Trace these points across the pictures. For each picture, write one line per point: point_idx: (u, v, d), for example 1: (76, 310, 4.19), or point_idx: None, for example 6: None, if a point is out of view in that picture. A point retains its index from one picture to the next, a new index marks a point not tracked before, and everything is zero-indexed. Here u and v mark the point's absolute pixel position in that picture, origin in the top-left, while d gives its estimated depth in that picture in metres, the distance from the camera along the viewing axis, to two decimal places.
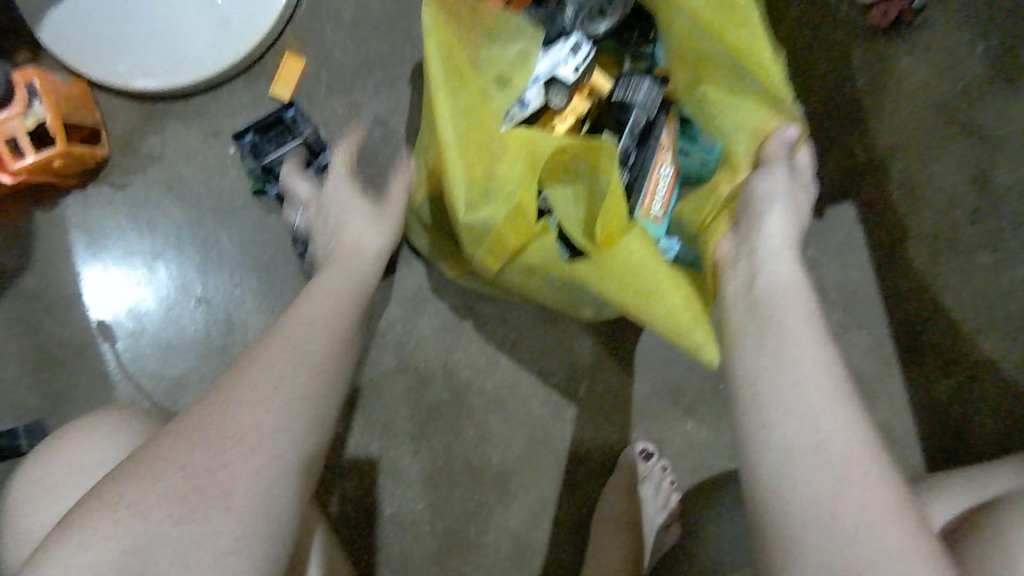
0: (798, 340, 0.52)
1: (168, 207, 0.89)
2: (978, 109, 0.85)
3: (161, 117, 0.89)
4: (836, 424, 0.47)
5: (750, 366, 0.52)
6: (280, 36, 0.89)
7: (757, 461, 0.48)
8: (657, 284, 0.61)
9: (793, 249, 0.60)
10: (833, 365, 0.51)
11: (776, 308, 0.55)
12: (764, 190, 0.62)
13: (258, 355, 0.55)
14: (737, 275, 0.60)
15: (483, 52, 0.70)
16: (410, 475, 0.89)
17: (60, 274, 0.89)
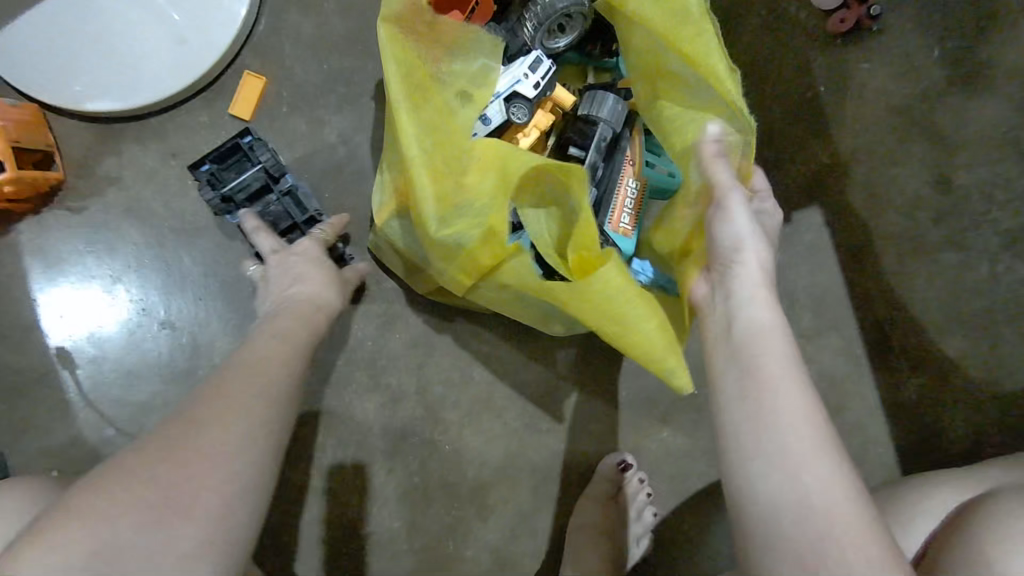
0: (779, 388, 0.50)
1: (127, 229, 0.87)
2: (934, 113, 0.87)
3: (117, 138, 0.87)
4: (819, 478, 0.47)
5: (733, 416, 0.52)
6: (239, 54, 0.87)
7: (745, 493, 0.49)
8: (629, 312, 0.61)
9: (769, 287, 0.57)
10: (817, 411, 0.50)
11: (756, 355, 0.53)
12: (729, 236, 0.58)
13: (219, 384, 0.55)
14: (716, 319, 0.59)
15: (447, 65, 0.69)
16: (386, 494, 0.87)
17: (15, 301, 0.86)
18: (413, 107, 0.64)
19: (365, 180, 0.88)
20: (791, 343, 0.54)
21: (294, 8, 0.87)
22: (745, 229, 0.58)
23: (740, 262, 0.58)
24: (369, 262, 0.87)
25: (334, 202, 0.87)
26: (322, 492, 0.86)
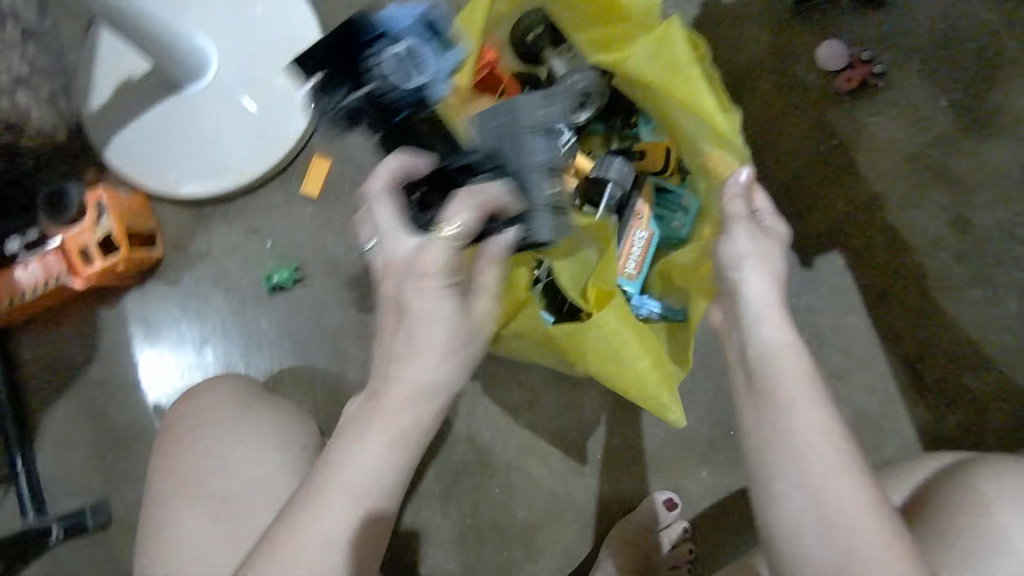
0: (796, 409, 0.57)
1: (214, 297, 1.00)
2: (949, 158, 0.92)
3: (207, 219, 1.01)
4: (839, 495, 0.53)
5: (756, 436, 0.58)
6: (308, 141, 1.01)
7: (775, 518, 0.55)
8: (633, 357, 0.74)
9: (777, 307, 0.63)
10: (832, 427, 0.56)
11: (769, 376, 0.59)
12: (729, 254, 0.67)
13: (355, 433, 0.53)
14: (733, 343, 0.66)
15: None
16: (441, 534, 0.94)
17: (122, 363, 0.99)
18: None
19: None
20: (804, 362, 0.60)
21: None
22: (741, 248, 0.66)
23: (743, 280, 0.65)
24: None
25: None
26: (384, 531, 0.94)
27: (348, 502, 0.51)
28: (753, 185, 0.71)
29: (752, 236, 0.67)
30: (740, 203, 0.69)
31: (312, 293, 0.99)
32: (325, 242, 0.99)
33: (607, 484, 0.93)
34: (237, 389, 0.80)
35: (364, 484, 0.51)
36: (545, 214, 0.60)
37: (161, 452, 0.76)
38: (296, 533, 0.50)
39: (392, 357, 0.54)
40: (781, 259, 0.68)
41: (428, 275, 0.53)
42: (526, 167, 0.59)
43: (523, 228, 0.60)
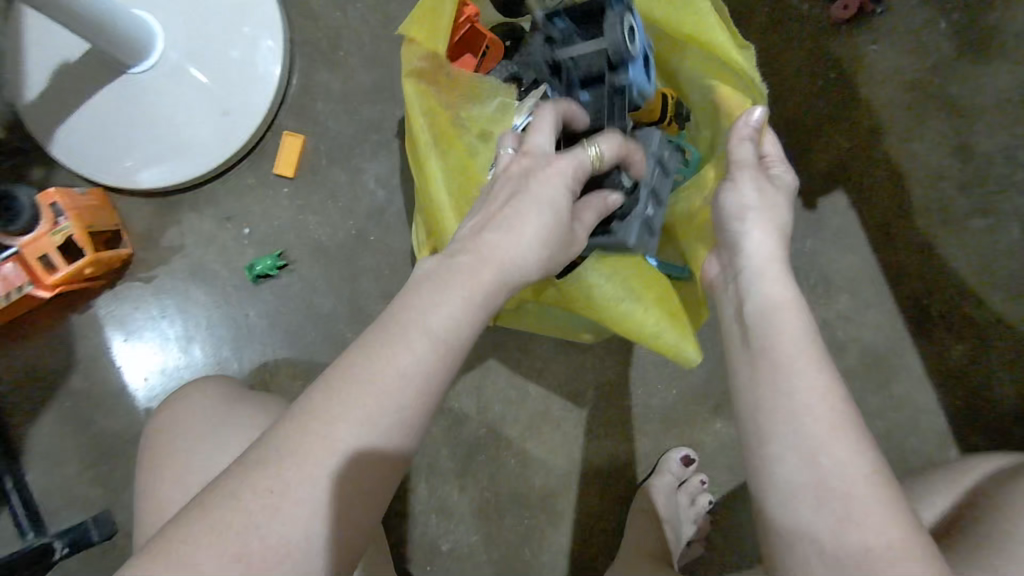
0: (795, 370, 0.52)
1: (195, 291, 0.94)
2: (950, 83, 0.89)
3: (176, 209, 0.94)
4: (837, 459, 0.48)
5: (751, 398, 0.54)
6: (277, 116, 0.94)
7: (767, 487, 0.51)
8: (633, 313, 0.69)
9: (780, 262, 0.59)
10: (833, 392, 0.51)
11: (768, 336, 0.55)
12: (733, 205, 0.62)
13: (397, 332, 0.46)
14: (730, 299, 0.62)
15: (465, 111, 0.77)
16: (462, 509, 0.92)
17: (103, 370, 0.93)
18: (440, 153, 0.73)
19: (406, 218, 0.93)
20: (805, 320, 0.56)
21: (321, 67, 0.94)
22: (745, 197, 0.62)
23: (746, 234, 0.60)
24: None
25: (380, 243, 0.93)
26: (402, 513, 0.92)
27: (410, 368, 0.45)
28: (764, 128, 0.66)
29: (756, 185, 0.62)
30: (747, 148, 0.64)
31: (299, 278, 0.93)
32: (308, 224, 0.93)
33: (623, 444, 0.92)
34: (219, 391, 0.78)
35: (437, 343, 0.47)
36: (636, 224, 0.69)
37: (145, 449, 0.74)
38: (312, 433, 0.43)
39: (495, 220, 0.53)
40: (786, 213, 0.63)
41: (562, 169, 0.56)
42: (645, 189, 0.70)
43: (618, 224, 0.70)
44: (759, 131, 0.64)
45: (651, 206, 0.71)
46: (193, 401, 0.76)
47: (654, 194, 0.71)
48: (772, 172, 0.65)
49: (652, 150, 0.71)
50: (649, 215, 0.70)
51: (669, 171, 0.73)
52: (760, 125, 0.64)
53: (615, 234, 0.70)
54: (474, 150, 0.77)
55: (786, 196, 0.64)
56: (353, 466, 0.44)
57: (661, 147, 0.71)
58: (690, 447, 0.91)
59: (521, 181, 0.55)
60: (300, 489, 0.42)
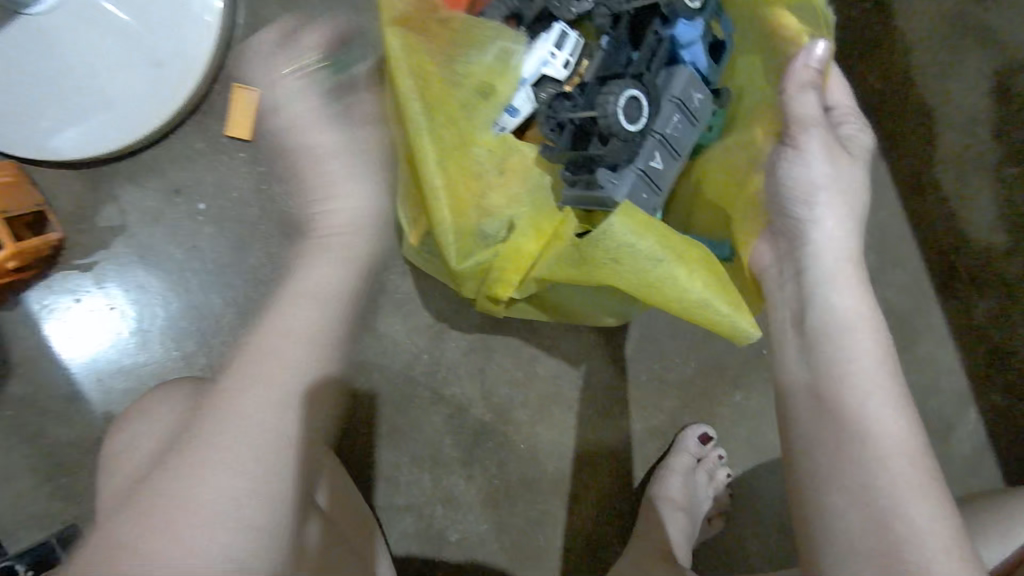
0: (869, 412, 0.52)
1: (146, 278, 0.80)
2: (990, 15, 0.82)
3: (112, 182, 0.79)
4: (914, 523, 0.48)
5: (813, 430, 0.54)
6: (224, 65, 0.80)
7: (828, 533, 0.50)
8: (667, 271, 0.54)
9: (847, 255, 0.57)
10: (910, 439, 0.51)
11: (838, 359, 0.54)
12: (801, 182, 0.56)
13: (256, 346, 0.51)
14: (785, 299, 0.58)
15: (460, 61, 0.63)
16: (470, 499, 0.85)
17: (45, 372, 0.79)
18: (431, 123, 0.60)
19: (389, 185, 0.81)
20: (879, 335, 0.55)
21: (273, 2, 0.80)
22: (818, 173, 0.56)
23: (818, 224, 0.56)
24: (410, 271, 0.83)
25: None
26: (406, 508, 0.84)
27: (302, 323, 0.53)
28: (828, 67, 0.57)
29: (831, 157, 0.56)
30: (810, 98, 0.56)
31: (269, 257, 0.81)
32: (274, 196, 0.80)
33: (638, 420, 0.86)
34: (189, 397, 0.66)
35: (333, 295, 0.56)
36: (630, 177, 0.61)
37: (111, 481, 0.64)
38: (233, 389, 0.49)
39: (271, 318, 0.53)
40: (861, 185, 0.58)
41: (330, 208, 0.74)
42: (652, 138, 0.62)
43: (609, 177, 0.61)
44: (821, 74, 0.56)
45: (657, 157, 0.62)
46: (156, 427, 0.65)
47: (665, 144, 0.62)
48: (844, 131, 0.59)
49: (672, 93, 0.62)
50: (653, 166, 0.62)
51: (696, 121, 0.64)
52: (822, 68, 0.56)
53: (602, 188, 0.61)
54: (471, 107, 0.64)
55: (858, 166, 0.58)
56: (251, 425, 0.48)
57: (685, 91, 0.62)
58: (708, 424, 0.86)
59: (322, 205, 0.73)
60: (222, 437, 0.47)
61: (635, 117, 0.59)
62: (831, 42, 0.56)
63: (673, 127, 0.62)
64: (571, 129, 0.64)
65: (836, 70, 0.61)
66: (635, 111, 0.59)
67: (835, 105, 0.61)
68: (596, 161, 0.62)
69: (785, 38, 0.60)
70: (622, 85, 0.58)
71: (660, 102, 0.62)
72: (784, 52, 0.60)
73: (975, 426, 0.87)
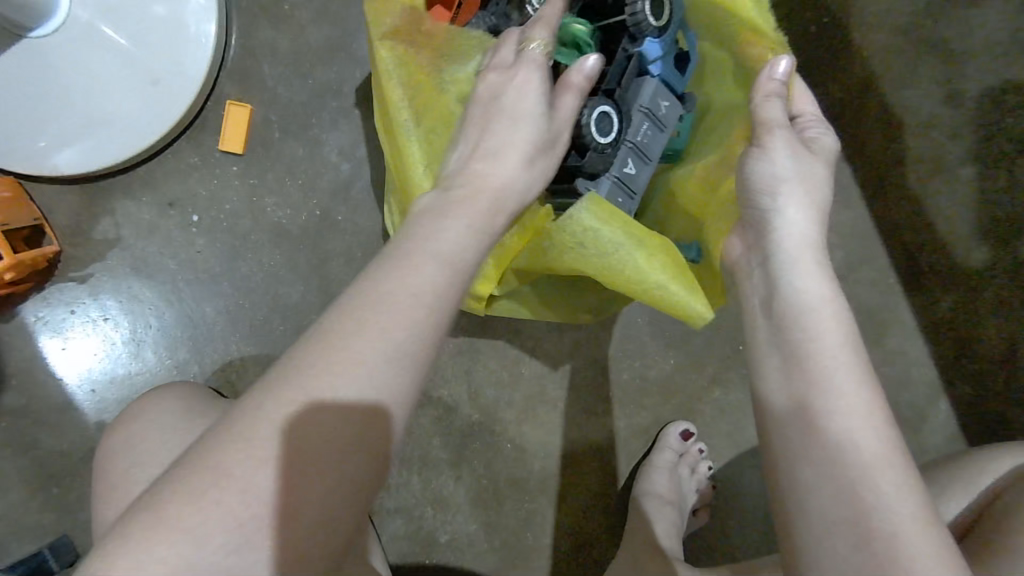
0: (838, 388, 0.50)
1: (140, 288, 0.83)
2: (940, 26, 0.88)
3: (108, 196, 0.82)
4: (881, 492, 0.47)
5: (786, 405, 0.52)
6: (217, 84, 0.83)
7: (802, 507, 0.49)
8: (629, 255, 0.57)
9: (811, 244, 0.57)
10: (876, 410, 0.50)
11: (804, 338, 0.53)
12: (766, 177, 0.58)
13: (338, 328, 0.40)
14: (754, 288, 0.59)
15: (449, 71, 0.66)
16: (459, 500, 0.87)
17: (40, 382, 0.81)
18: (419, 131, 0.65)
19: (375, 194, 0.85)
20: (843, 317, 0.54)
21: (264, 24, 0.84)
22: (782, 168, 0.58)
23: (781, 213, 0.57)
24: None
25: (350, 223, 0.84)
26: (396, 509, 0.86)
27: (391, 318, 0.41)
28: (791, 79, 0.62)
29: (793, 153, 0.58)
30: (775, 105, 0.60)
31: (260, 266, 0.84)
32: (264, 207, 0.83)
33: (622, 417, 0.89)
34: (187, 398, 0.68)
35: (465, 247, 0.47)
36: (607, 184, 0.64)
37: (100, 474, 0.65)
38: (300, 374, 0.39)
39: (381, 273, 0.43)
40: (824, 182, 0.59)
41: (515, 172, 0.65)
42: (625, 146, 0.65)
43: (587, 184, 0.65)
44: (785, 86, 0.60)
45: (631, 164, 0.65)
46: (143, 420, 0.66)
47: (636, 150, 0.66)
48: (808, 135, 0.62)
49: (641, 104, 0.65)
50: (627, 171, 0.65)
51: (664, 128, 0.67)
52: (785, 81, 0.60)
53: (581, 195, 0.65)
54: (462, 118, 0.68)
55: (822, 160, 0.60)
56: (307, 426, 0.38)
57: (653, 101, 0.66)
58: (689, 421, 0.89)
59: (492, 107, 0.55)
60: (265, 433, 0.38)
61: (608, 130, 0.63)
62: (792, 56, 0.61)
63: (643, 135, 0.66)
64: None
65: (801, 79, 0.65)
66: (608, 125, 0.63)
67: (800, 113, 0.64)
68: (575, 172, 0.65)
69: (745, 51, 0.64)
70: (595, 102, 0.62)
71: (631, 113, 0.66)
72: (749, 66, 0.65)
73: (945, 416, 0.90)
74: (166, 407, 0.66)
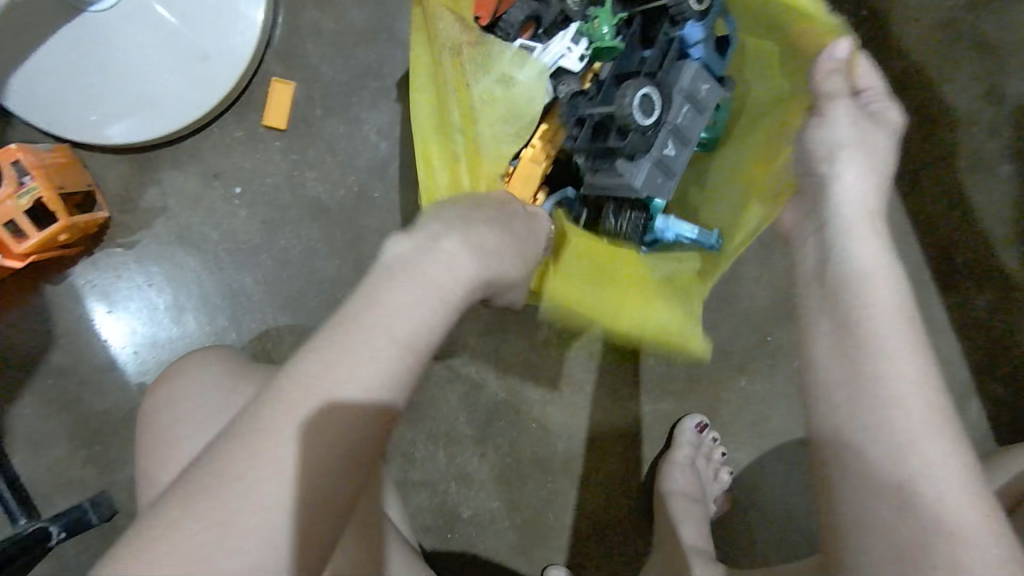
0: (888, 353, 0.45)
1: (183, 257, 0.86)
2: (983, 22, 0.87)
3: (155, 167, 0.85)
4: (929, 457, 0.41)
5: (829, 375, 0.47)
6: (263, 62, 0.86)
7: (839, 478, 0.44)
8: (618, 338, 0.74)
9: (871, 212, 0.54)
10: (928, 379, 0.44)
11: (855, 304, 0.48)
12: (826, 144, 0.57)
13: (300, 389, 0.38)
14: (807, 257, 0.55)
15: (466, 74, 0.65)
16: (482, 477, 0.88)
17: (85, 344, 0.84)
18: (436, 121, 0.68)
19: (412, 173, 0.87)
20: (901, 283, 0.48)
21: (310, 5, 0.86)
22: (843, 136, 0.56)
23: (840, 177, 0.55)
24: None
25: (386, 200, 0.86)
26: (421, 482, 0.88)
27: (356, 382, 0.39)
28: (854, 60, 0.60)
29: (856, 121, 0.57)
30: (837, 81, 0.59)
31: (298, 239, 0.86)
32: (304, 182, 0.86)
33: (646, 402, 0.90)
34: (228, 362, 0.70)
35: (420, 305, 0.43)
36: (646, 166, 0.65)
37: (146, 426, 0.67)
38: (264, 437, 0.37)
39: (350, 339, 0.40)
40: (886, 151, 0.57)
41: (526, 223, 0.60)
42: (665, 129, 0.65)
43: (627, 165, 0.65)
44: (848, 65, 0.59)
45: (670, 146, 0.66)
46: (190, 378, 0.68)
47: (677, 133, 0.66)
48: (872, 106, 0.59)
49: (681, 86, 0.66)
50: (667, 153, 0.66)
51: (703, 111, 0.67)
52: (849, 63, 0.59)
53: (621, 176, 0.66)
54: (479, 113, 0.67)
55: (883, 129, 0.57)
56: (293, 488, 0.36)
57: (693, 84, 0.66)
58: (700, 413, 0.90)
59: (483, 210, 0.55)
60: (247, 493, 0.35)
61: (651, 110, 0.63)
62: (853, 39, 0.59)
63: (683, 118, 0.66)
64: (591, 123, 0.68)
65: (866, 54, 0.61)
66: (650, 106, 0.64)
67: (865, 86, 0.60)
68: (615, 154, 0.66)
69: (790, 33, 0.64)
70: (636, 85, 0.62)
71: (671, 95, 0.66)
72: (799, 46, 0.64)
73: (975, 415, 0.89)
74: (214, 367, 0.69)
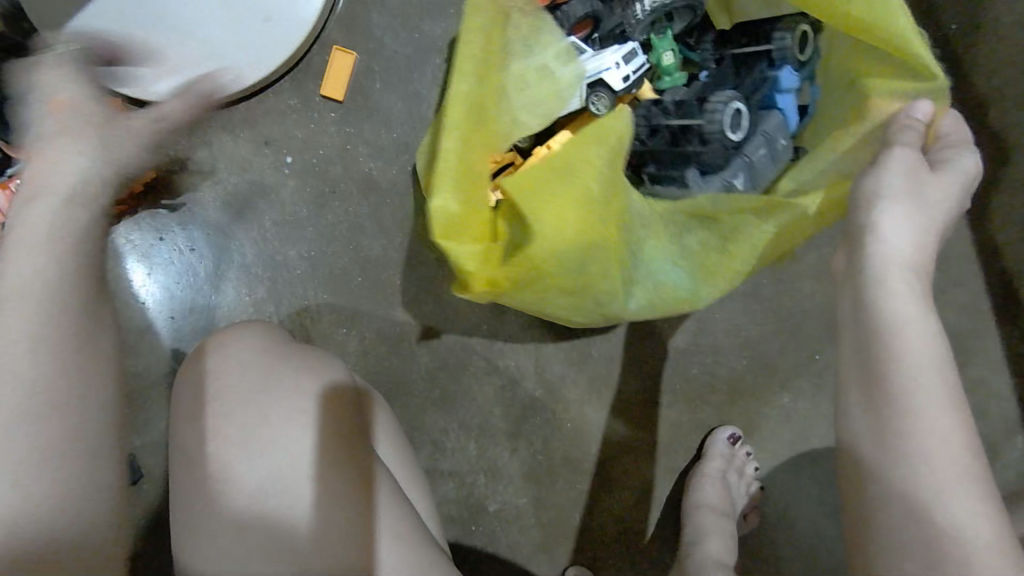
0: (914, 405, 0.42)
1: (227, 225, 0.84)
2: None
3: (207, 129, 0.83)
4: (955, 514, 0.40)
5: (854, 422, 0.45)
6: (325, 29, 0.83)
7: (866, 532, 0.43)
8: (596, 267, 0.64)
9: (921, 274, 0.47)
10: (955, 437, 0.42)
11: (884, 354, 0.44)
12: (869, 189, 0.50)
13: None
14: (846, 296, 0.49)
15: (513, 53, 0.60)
16: (511, 472, 0.87)
17: (123, 304, 0.83)
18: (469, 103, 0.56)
19: None
20: (939, 341, 0.44)
21: None
22: (894, 184, 0.49)
23: (877, 228, 0.48)
24: None
25: None
26: (449, 472, 0.86)
27: None
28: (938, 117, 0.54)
29: (913, 172, 0.50)
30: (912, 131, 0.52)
31: (346, 216, 0.84)
32: (357, 157, 0.84)
33: (684, 411, 0.88)
34: None
35: None
36: (715, 185, 0.63)
37: None
38: None
39: None
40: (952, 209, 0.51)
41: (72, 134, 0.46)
42: (742, 159, 0.63)
43: (696, 178, 0.64)
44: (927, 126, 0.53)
45: (740, 177, 0.63)
46: None
47: (749, 169, 0.63)
48: (945, 156, 0.53)
49: (765, 128, 0.64)
50: (734, 182, 0.63)
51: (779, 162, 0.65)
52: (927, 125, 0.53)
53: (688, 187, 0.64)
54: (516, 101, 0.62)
55: (950, 183, 0.51)
56: None
57: (775, 130, 0.64)
58: (733, 424, 0.88)
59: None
60: None
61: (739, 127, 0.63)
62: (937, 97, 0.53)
63: (760, 156, 0.63)
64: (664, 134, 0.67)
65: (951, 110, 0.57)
66: (738, 122, 0.63)
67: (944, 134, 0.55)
68: (689, 161, 0.65)
69: (869, 85, 0.60)
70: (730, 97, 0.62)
71: (751, 132, 0.64)
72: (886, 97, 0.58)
73: (1021, 452, 0.87)
74: None
